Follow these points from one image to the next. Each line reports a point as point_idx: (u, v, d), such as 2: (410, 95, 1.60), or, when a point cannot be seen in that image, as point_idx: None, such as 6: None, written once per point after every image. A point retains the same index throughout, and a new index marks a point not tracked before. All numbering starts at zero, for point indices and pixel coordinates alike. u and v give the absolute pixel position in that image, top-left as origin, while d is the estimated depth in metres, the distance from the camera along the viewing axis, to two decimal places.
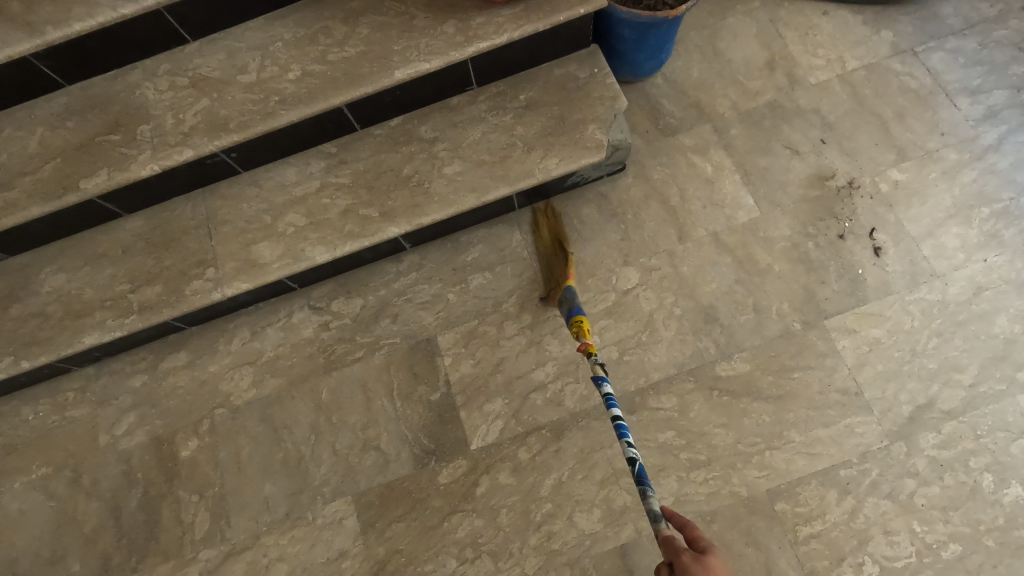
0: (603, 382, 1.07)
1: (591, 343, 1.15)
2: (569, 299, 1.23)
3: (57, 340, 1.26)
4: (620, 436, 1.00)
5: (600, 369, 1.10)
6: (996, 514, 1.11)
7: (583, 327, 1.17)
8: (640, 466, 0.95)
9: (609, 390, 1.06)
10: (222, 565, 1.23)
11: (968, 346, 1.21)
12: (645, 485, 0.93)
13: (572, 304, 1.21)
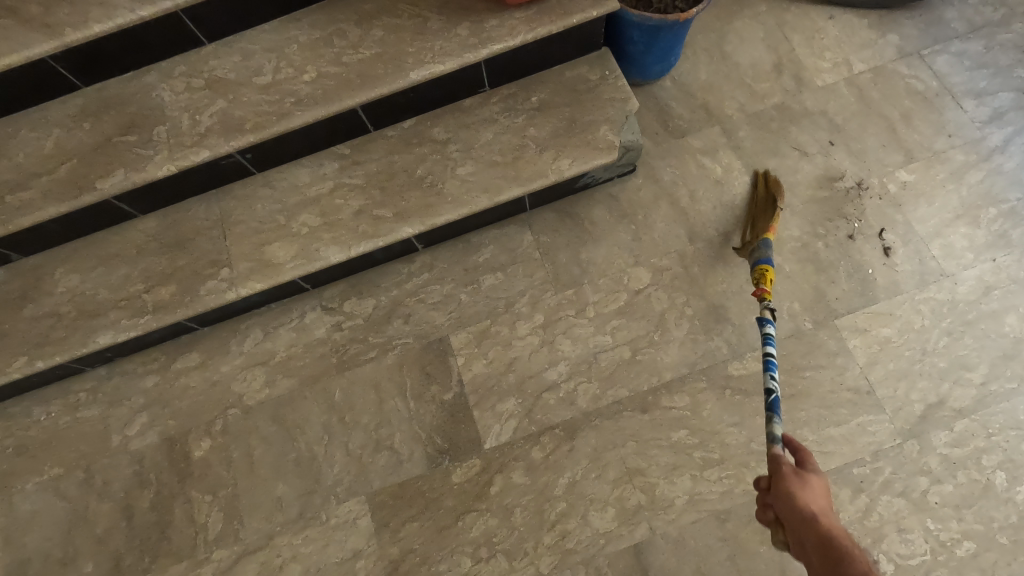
0: (768, 323, 1.12)
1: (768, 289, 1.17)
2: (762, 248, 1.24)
3: (70, 340, 1.26)
4: (766, 370, 1.05)
5: (768, 312, 1.14)
6: (1009, 511, 1.11)
7: (766, 275, 1.19)
8: (776, 397, 1.01)
9: (770, 332, 1.11)
10: (235, 566, 1.23)
11: (978, 345, 1.22)
12: (773, 412, 0.99)
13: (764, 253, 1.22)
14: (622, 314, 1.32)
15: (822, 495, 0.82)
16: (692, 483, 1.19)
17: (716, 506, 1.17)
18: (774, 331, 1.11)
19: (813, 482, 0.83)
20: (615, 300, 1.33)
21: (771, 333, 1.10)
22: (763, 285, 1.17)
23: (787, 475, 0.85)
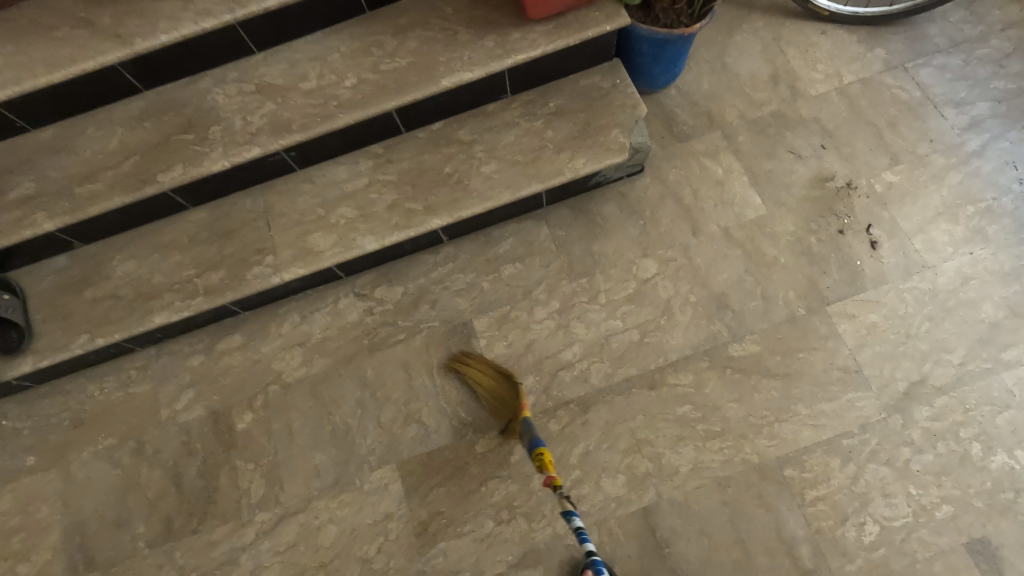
0: (573, 517, 1.10)
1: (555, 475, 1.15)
2: (528, 431, 1.23)
3: (128, 319, 1.38)
4: (596, 573, 1.08)
5: (567, 502, 1.12)
6: (984, 478, 1.23)
7: (545, 459, 1.16)
8: None
9: (580, 525, 1.10)
10: (276, 527, 1.34)
11: (956, 329, 1.34)
12: None
13: (531, 436, 1.21)
14: (631, 301, 1.44)
15: None
16: (696, 453, 1.31)
17: (718, 473, 1.29)
18: (583, 522, 1.10)
19: None
20: (625, 288, 1.45)
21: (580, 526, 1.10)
22: (547, 472, 1.14)
23: None
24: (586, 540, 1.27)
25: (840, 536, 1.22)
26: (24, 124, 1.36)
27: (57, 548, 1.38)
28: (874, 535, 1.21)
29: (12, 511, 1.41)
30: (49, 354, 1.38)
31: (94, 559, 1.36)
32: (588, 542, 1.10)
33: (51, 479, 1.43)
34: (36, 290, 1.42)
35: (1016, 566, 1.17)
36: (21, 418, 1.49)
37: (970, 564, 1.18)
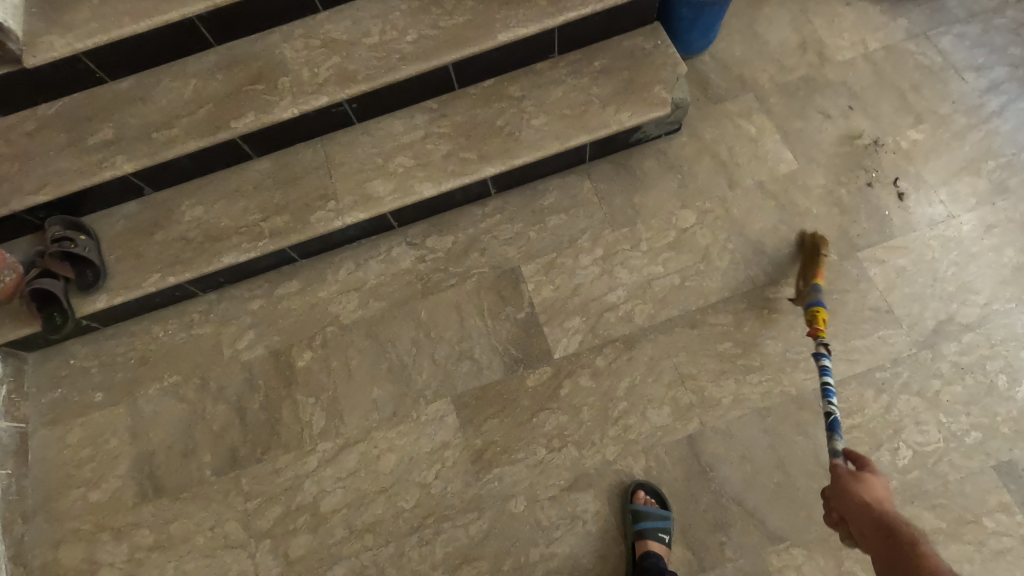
0: (823, 357, 1.24)
1: (821, 328, 1.31)
2: (813, 292, 1.37)
3: (198, 259, 1.46)
4: (823, 395, 1.20)
5: (823, 348, 1.26)
6: (1010, 407, 1.30)
7: (819, 315, 1.32)
8: (834, 419, 1.15)
9: (825, 363, 1.23)
10: (337, 455, 1.41)
11: (981, 272, 1.42)
12: (833, 432, 1.14)
13: (815, 296, 1.36)
14: (672, 248, 1.52)
15: (879, 489, 0.97)
16: (737, 385, 1.38)
17: (758, 404, 1.36)
18: (829, 362, 1.24)
19: (870, 479, 0.99)
20: (666, 237, 1.54)
21: (826, 364, 1.23)
22: (817, 324, 1.30)
23: (845, 476, 1.01)
24: (634, 465, 1.34)
25: (875, 460, 1.29)
26: (103, 75, 1.45)
27: (127, 476, 1.45)
28: (908, 458, 1.29)
29: (82, 443, 1.48)
30: (123, 292, 1.45)
31: (164, 486, 1.43)
32: (829, 376, 1.22)
33: (120, 413, 1.51)
34: (109, 233, 1.50)
35: None
36: (88, 357, 1.56)
37: (999, 484, 1.25)
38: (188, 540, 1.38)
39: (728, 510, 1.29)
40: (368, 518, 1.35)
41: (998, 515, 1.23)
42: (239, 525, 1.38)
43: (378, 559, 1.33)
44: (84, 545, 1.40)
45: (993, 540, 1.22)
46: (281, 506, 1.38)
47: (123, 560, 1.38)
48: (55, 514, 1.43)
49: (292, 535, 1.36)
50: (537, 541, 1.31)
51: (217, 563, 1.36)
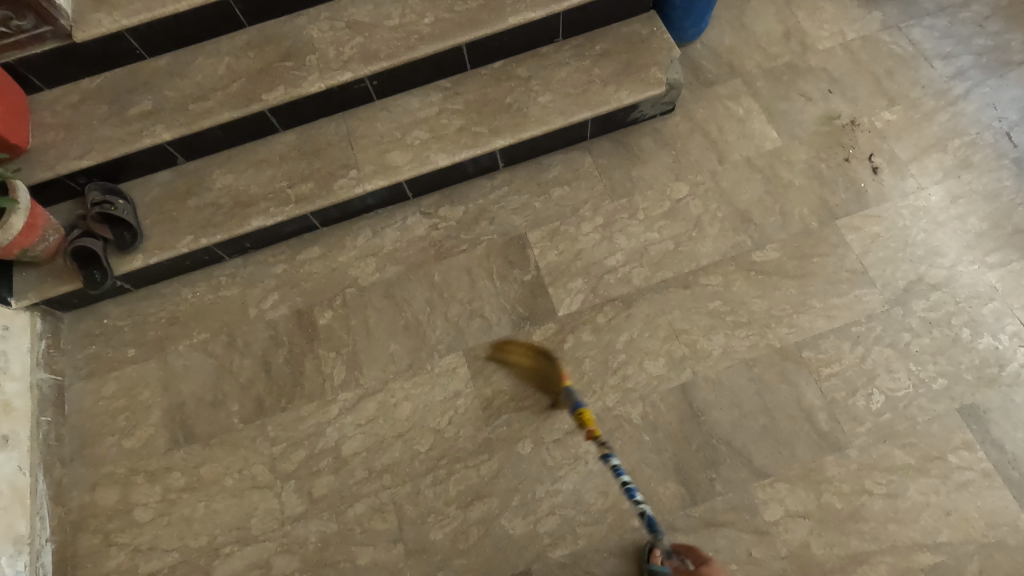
0: (611, 457, 1.24)
1: (596, 429, 1.28)
2: (570, 396, 1.40)
3: (229, 223, 1.58)
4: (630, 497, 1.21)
5: (606, 449, 1.27)
6: (973, 356, 1.44)
7: (586, 416, 1.29)
8: (649, 516, 1.20)
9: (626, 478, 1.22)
10: (357, 404, 1.52)
11: (947, 238, 1.56)
12: (654, 533, 1.20)
13: (573, 400, 1.38)
14: (666, 217, 1.65)
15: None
16: (726, 339, 1.51)
17: (746, 355, 1.49)
18: (619, 462, 1.25)
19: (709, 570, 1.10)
20: (661, 207, 1.67)
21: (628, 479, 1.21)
22: (588, 426, 1.27)
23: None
24: (633, 411, 1.46)
25: (851, 404, 1.42)
26: (143, 52, 1.57)
27: (159, 424, 1.54)
28: (881, 402, 1.41)
29: (116, 395, 1.58)
30: (158, 252, 1.57)
31: (195, 433, 1.53)
32: (625, 475, 1.23)
33: (152, 368, 1.60)
34: (144, 199, 1.61)
35: (1001, 425, 1.37)
36: (121, 317, 1.65)
37: (962, 425, 1.38)
38: (218, 482, 1.47)
39: (718, 450, 1.40)
40: (386, 460, 1.46)
41: (962, 451, 1.36)
42: (265, 468, 1.48)
43: (396, 497, 1.42)
44: (119, 487, 1.48)
45: (958, 474, 1.34)
46: (305, 450, 1.48)
47: (156, 501, 1.47)
48: (92, 459, 1.52)
49: (315, 476, 1.46)
50: (543, 480, 1.41)
51: (244, 502, 1.45)
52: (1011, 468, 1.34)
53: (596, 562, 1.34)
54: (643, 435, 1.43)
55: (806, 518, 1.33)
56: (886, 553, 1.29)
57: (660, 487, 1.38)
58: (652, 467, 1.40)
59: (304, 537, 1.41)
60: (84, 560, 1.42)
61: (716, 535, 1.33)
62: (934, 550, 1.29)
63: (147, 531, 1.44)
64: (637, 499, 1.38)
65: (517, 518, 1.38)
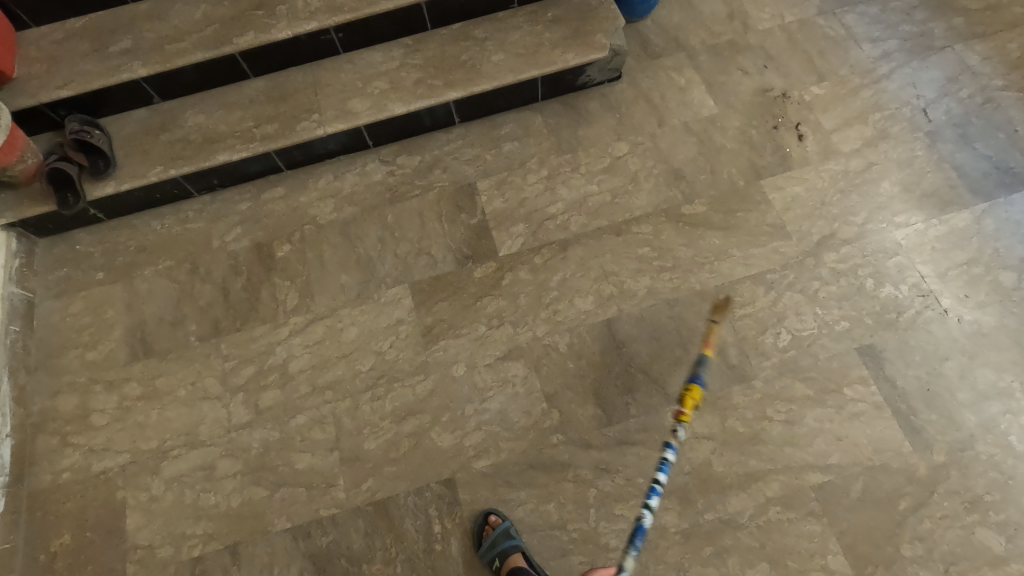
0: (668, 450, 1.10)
1: None
2: None
3: (196, 156, 1.70)
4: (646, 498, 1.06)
5: (675, 436, 1.12)
6: (875, 303, 1.56)
7: (691, 394, 1.17)
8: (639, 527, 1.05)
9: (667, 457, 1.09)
10: (307, 327, 1.63)
11: (860, 199, 1.69)
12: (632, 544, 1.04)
13: None
14: (606, 172, 1.78)
15: None
16: (652, 281, 1.63)
17: (668, 296, 1.60)
18: (671, 457, 1.09)
19: None
20: (602, 162, 1.79)
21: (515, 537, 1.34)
22: None
23: None
24: (561, 341, 1.57)
25: (760, 340, 1.54)
26: None
27: (120, 340, 1.65)
28: (788, 340, 1.53)
29: (82, 312, 1.68)
30: (129, 181, 1.69)
31: (153, 348, 1.63)
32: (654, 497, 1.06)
33: (117, 290, 1.71)
34: (119, 133, 1.74)
35: (894, 363, 1.49)
36: (92, 244, 1.77)
37: (859, 362, 1.50)
38: (171, 393, 1.58)
39: (636, 378, 1.52)
40: (329, 377, 1.57)
41: (856, 385, 1.47)
42: (216, 381, 1.58)
43: (336, 410, 1.53)
44: (78, 395, 1.59)
45: (851, 405, 1.46)
46: (254, 366, 1.59)
47: (112, 408, 1.57)
48: (55, 368, 1.62)
49: (262, 390, 1.56)
50: (472, 399, 1.52)
51: (194, 411, 1.55)
52: (899, 401, 1.45)
53: (515, 473, 1.44)
54: (568, 362, 1.54)
55: (710, 439, 1.44)
56: (780, 472, 1.40)
57: (579, 410, 1.49)
58: (574, 391, 1.51)
59: (247, 443, 1.51)
60: (41, 458, 1.52)
61: (626, 453, 1.44)
62: (824, 470, 1.40)
63: (101, 434, 1.54)
64: (558, 419, 1.49)
65: (446, 433, 1.49)
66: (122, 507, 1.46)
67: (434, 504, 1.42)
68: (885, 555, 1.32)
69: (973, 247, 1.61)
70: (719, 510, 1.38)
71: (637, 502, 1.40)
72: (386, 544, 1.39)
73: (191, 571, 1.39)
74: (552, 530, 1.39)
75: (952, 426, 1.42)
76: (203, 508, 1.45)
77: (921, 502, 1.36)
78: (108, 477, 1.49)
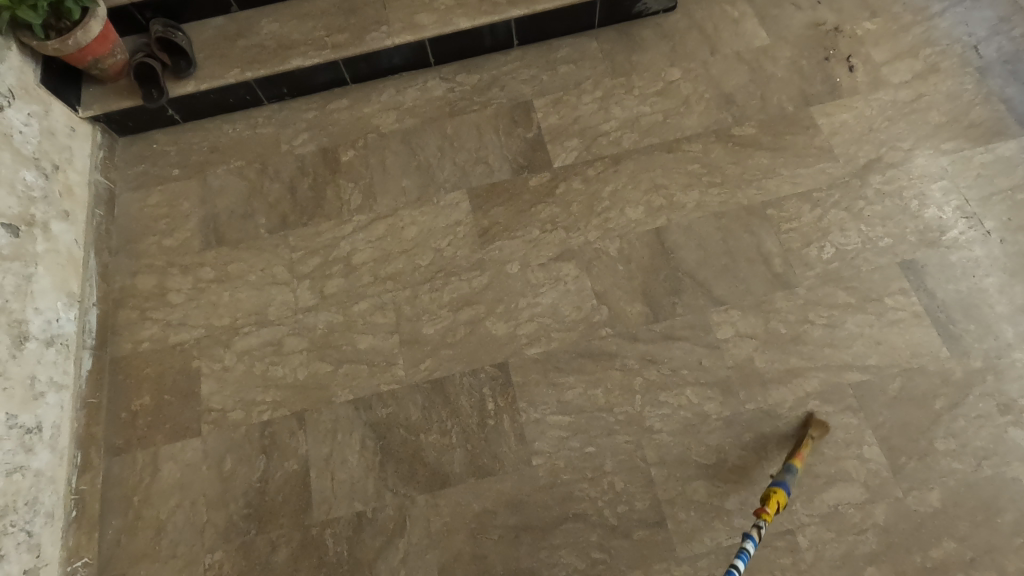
0: (750, 540, 1.13)
1: None
2: None
3: (272, 61, 1.81)
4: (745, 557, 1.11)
5: (756, 530, 1.15)
6: (919, 223, 1.61)
7: (779, 498, 1.20)
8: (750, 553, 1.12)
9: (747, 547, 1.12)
10: (369, 225, 1.72)
11: (908, 128, 1.74)
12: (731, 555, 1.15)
13: None
14: (659, 95, 1.84)
15: None
16: (701, 195, 1.69)
17: (715, 209, 1.67)
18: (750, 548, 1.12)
19: None
20: (655, 86, 1.85)
21: (748, 548, 1.12)
22: None
23: None
24: (611, 246, 1.64)
25: (805, 252, 1.60)
26: None
27: (195, 229, 1.75)
28: (831, 253, 1.59)
29: (159, 204, 1.79)
30: (207, 81, 1.79)
31: (226, 238, 1.73)
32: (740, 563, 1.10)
33: (191, 185, 1.81)
34: (199, 37, 1.85)
35: (934, 277, 1.54)
36: (168, 143, 1.86)
37: (900, 275, 1.55)
38: (242, 278, 1.68)
39: (682, 281, 1.59)
40: (390, 270, 1.66)
41: (897, 296, 1.53)
42: (284, 269, 1.68)
43: (396, 299, 1.62)
44: (156, 276, 1.70)
45: (891, 313, 1.51)
46: (319, 257, 1.69)
47: (188, 288, 1.68)
48: (136, 252, 1.73)
49: (327, 278, 1.66)
50: (526, 294, 1.60)
51: (264, 295, 1.65)
52: (938, 311, 1.51)
53: (565, 360, 1.52)
54: (618, 265, 1.62)
55: (753, 338, 1.51)
56: (820, 369, 1.47)
57: (628, 307, 1.57)
58: (623, 290, 1.59)
59: (313, 324, 1.61)
60: (122, 328, 1.63)
61: (672, 346, 1.52)
62: (862, 370, 1.46)
63: (178, 311, 1.65)
64: (607, 314, 1.56)
65: (500, 322, 1.57)
66: (197, 375, 1.57)
67: (488, 384, 1.51)
68: (920, 448, 1.38)
69: (1018, 174, 1.65)
70: (760, 402, 1.45)
71: (681, 390, 1.47)
72: (443, 416, 1.48)
73: (261, 433, 1.50)
74: (600, 412, 1.46)
75: (989, 335, 1.47)
76: (272, 378, 1.56)
77: (956, 402, 1.42)
78: (184, 348, 1.60)
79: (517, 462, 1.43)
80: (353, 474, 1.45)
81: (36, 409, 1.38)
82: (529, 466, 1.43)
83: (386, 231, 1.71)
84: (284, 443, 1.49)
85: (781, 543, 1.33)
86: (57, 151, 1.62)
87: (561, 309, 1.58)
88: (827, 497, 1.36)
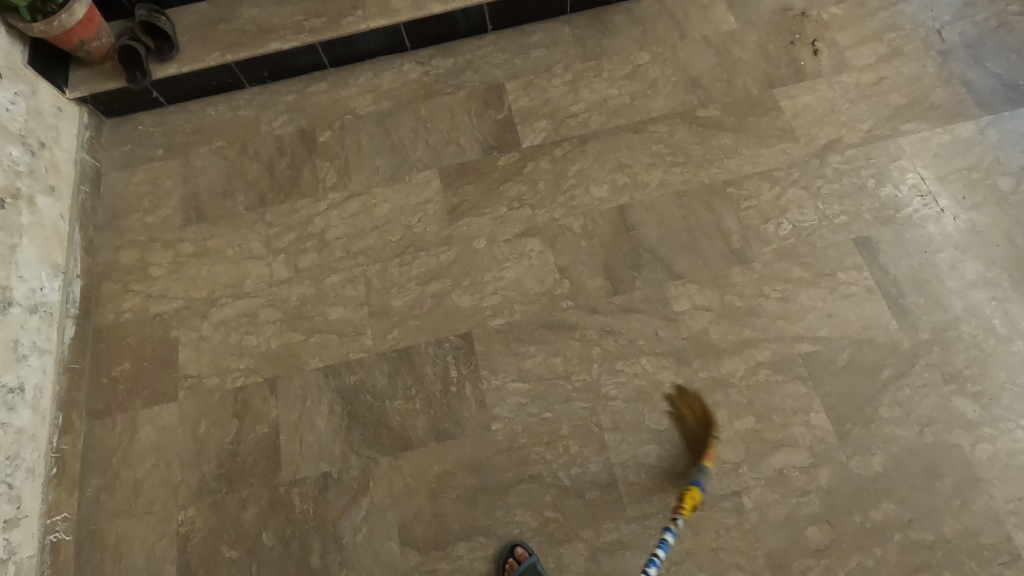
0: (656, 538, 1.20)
1: None
2: None
3: (251, 44, 1.87)
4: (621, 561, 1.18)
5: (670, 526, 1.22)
6: (875, 201, 1.65)
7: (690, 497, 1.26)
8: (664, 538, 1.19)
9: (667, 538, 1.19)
10: (344, 202, 1.78)
11: (869, 110, 1.78)
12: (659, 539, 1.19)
13: None
14: (627, 78, 1.89)
15: None
16: (664, 174, 1.74)
17: (678, 187, 1.72)
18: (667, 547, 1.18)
19: None
20: (624, 69, 1.90)
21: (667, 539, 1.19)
22: None
23: None
24: (575, 223, 1.70)
25: (763, 229, 1.64)
26: None
27: (177, 206, 1.82)
28: (788, 229, 1.63)
29: (143, 182, 1.86)
30: (189, 63, 1.86)
31: (206, 215, 1.80)
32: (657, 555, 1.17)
33: (174, 164, 1.87)
34: (183, 22, 1.92)
35: (888, 253, 1.59)
36: (153, 124, 1.93)
37: (854, 251, 1.60)
38: (220, 252, 1.75)
39: (643, 256, 1.64)
40: (361, 245, 1.72)
41: (850, 271, 1.57)
42: (261, 244, 1.75)
43: (366, 273, 1.68)
44: (139, 250, 1.77)
45: (844, 287, 1.56)
46: (295, 233, 1.75)
47: (168, 262, 1.75)
48: (120, 227, 1.80)
49: (301, 253, 1.72)
50: (491, 268, 1.66)
51: (240, 268, 1.72)
52: (890, 285, 1.55)
53: (526, 331, 1.57)
54: (581, 241, 1.67)
55: (708, 311, 1.56)
56: (772, 341, 1.51)
57: (589, 281, 1.62)
58: (585, 265, 1.64)
59: (287, 296, 1.67)
60: (106, 300, 1.71)
61: (630, 318, 1.57)
62: (813, 341, 1.51)
63: (158, 284, 1.72)
64: (568, 288, 1.62)
65: (465, 294, 1.63)
66: (175, 343, 1.64)
67: (452, 353, 1.57)
68: (865, 416, 1.43)
69: (975, 154, 1.68)
70: (712, 371, 1.50)
71: (637, 360, 1.52)
72: (408, 383, 1.54)
73: (234, 399, 1.56)
74: (559, 380, 1.52)
75: (938, 309, 1.51)
76: (246, 347, 1.62)
77: (902, 371, 1.46)
78: (164, 318, 1.67)
79: (477, 427, 1.49)
80: (321, 438, 1.51)
81: (20, 371, 1.45)
82: (488, 431, 1.48)
83: (359, 207, 1.77)
84: (256, 408, 1.55)
85: (727, 504, 1.38)
86: (44, 129, 1.70)
87: (525, 283, 1.63)
88: (774, 461, 1.40)
